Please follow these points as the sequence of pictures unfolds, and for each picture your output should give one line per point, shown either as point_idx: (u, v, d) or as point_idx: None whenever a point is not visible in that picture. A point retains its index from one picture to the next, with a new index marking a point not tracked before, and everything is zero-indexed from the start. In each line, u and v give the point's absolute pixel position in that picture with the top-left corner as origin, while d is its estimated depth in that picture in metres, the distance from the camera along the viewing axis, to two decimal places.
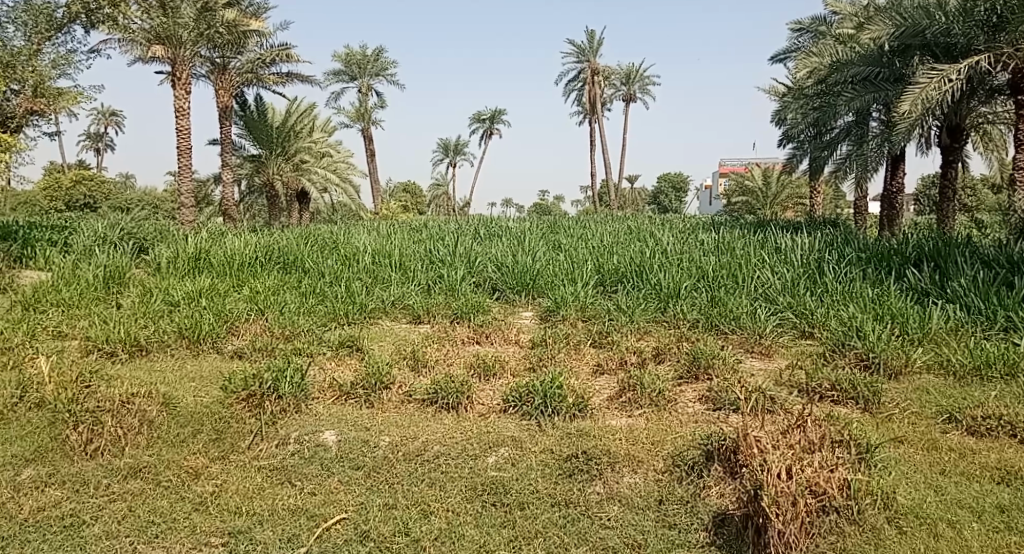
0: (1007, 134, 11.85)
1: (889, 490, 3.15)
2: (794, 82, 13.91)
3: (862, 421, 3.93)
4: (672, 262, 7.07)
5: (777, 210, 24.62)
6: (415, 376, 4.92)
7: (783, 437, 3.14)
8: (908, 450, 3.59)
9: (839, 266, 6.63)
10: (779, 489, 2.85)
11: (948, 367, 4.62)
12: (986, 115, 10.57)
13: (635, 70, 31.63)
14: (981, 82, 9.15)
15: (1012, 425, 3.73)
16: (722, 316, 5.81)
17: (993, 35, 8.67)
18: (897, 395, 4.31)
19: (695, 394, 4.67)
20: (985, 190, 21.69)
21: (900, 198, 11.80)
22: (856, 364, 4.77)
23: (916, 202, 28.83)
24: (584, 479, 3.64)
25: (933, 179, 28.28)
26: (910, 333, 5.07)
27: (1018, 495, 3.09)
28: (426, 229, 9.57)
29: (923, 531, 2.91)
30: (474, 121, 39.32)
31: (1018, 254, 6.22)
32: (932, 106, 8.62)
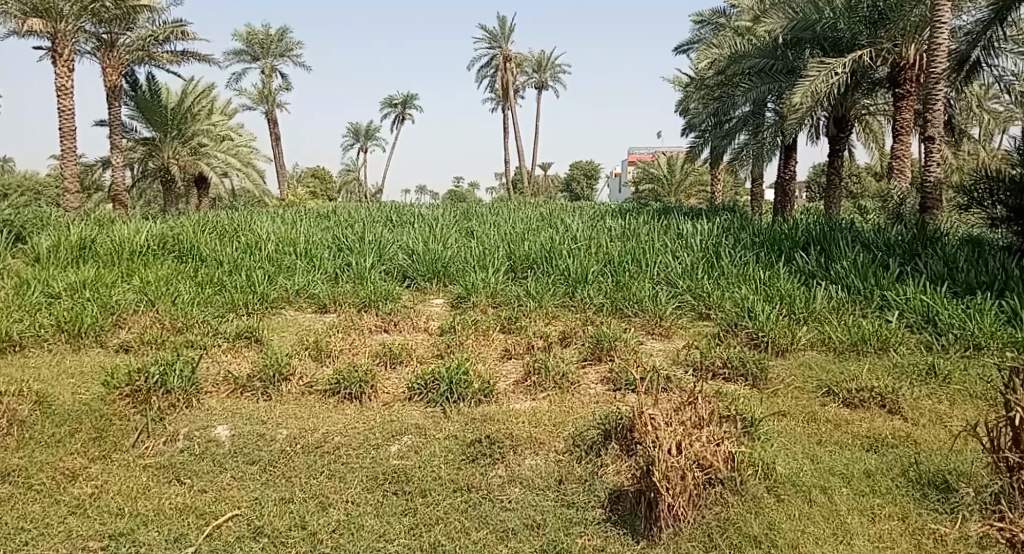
0: (886, 125, 12.64)
1: (770, 460, 3.33)
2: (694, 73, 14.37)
3: (749, 397, 4.14)
4: (580, 248, 7.18)
5: (682, 197, 25.52)
6: (317, 366, 4.79)
7: (676, 414, 3.24)
8: (790, 423, 3.80)
9: (734, 250, 6.93)
10: (669, 464, 2.96)
11: (829, 343, 4.92)
12: (868, 107, 11.24)
13: (546, 58, 31.94)
14: (864, 75, 9.70)
15: (882, 396, 4.02)
16: (626, 299, 5.99)
17: (875, 31, 9.21)
18: (782, 371, 4.56)
19: (598, 376, 4.78)
20: (867, 177, 23.23)
21: (793, 186, 12.44)
22: (747, 342, 5.03)
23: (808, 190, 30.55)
24: (486, 463, 3.66)
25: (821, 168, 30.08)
26: (796, 312, 5.37)
27: (883, 460, 3.33)
28: (333, 215, 9.35)
29: (799, 498, 3.08)
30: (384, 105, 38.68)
31: (894, 239, 6.67)
32: (819, 98, 9.08)
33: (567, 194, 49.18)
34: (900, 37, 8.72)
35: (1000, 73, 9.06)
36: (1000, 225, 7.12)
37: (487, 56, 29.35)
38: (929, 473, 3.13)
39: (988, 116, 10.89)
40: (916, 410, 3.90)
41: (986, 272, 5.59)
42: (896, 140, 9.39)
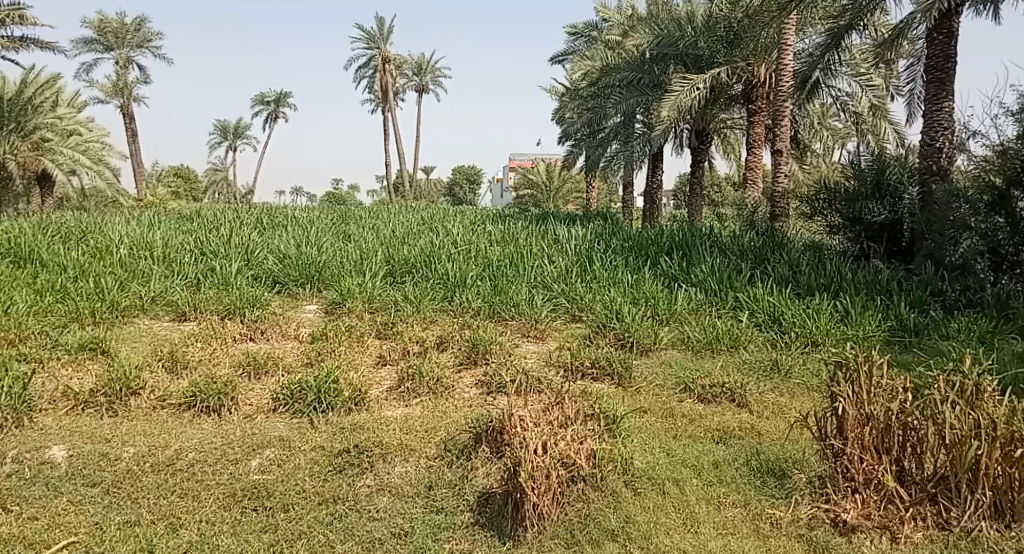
0: (742, 138, 13.58)
1: (628, 456, 3.48)
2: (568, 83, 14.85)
3: (614, 395, 4.31)
4: (459, 252, 7.18)
5: (560, 203, 26.27)
6: (171, 379, 4.49)
7: (543, 415, 3.34)
8: (650, 419, 4.01)
9: (606, 255, 7.19)
10: (535, 464, 3.02)
11: (689, 342, 5.22)
12: (726, 121, 12.05)
13: (426, 62, 31.91)
14: (722, 92, 10.36)
15: (732, 391, 4.32)
16: (504, 303, 6.06)
17: (730, 50, 10.00)
18: (646, 370, 4.78)
19: (473, 380, 4.80)
20: (726, 187, 24.92)
21: (660, 194, 13.11)
22: (614, 343, 5.25)
23: (676, 198, 32.37)
24: (353, 474, 3.57)
25: (686, 177, 31.99)
26: (660, 313, 5.65)
27: (730, 451, 3.57)
28: (197, 218, 8.82)
29: (654, 490, 3.24)
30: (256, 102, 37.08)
31: (748, 244, 7.18)
32: (682, 111, 9.65)
33: (449, 199, 49.19)
34: (752, 57, 9.45)
35: (838, 93, 10.12)
36: (837, 232, 7.84)
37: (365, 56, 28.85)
38: (767, 461, 3.39)
39: (828, 132, 11.98)
40: (760, 403, 4.22)
41: (823, 275, 6.16)
42: (750, 152, 10.13)
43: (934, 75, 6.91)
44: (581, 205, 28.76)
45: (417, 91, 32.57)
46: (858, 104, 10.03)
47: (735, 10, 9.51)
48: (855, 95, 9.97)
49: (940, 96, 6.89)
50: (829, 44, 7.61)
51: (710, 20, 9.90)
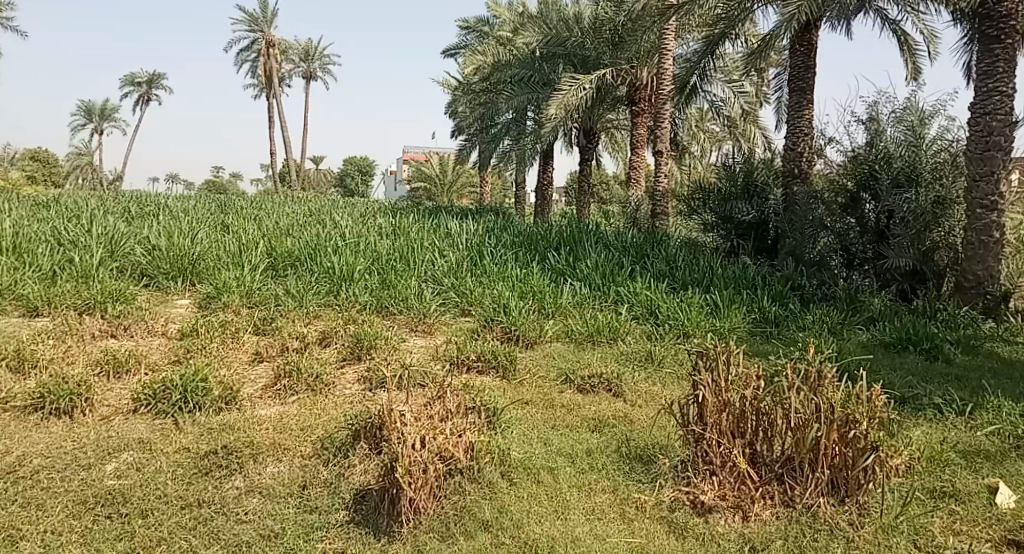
0: (627, 138, 14.03)
1: (505, 447, 3.52)
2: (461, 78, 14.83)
3: (497, 388, 4.35)
4: (347, 245, 6.97)
5: (453, 197, 26.27)
6: (16, 381, 4.13)
7: (424, 409, 3.33)
8: (531, 410, 4.08)
9: (496, 249, 7.21)
10: (412, 458, 2.99)
11: (572, 335, 5.36)
12: (612, 122, 12.46)
13: (314, 48, 30.93)
14: (608, 93, 10.65)
15: (609, 382, 4.47)
16: (392, 297, 5.96)
17: (615, 53, 10.31)
18: (531, 362, 4.86)
19: (355, 375, 4.70)
20: (612, 183, 25.80)
21: (550, 190, 13.37)
22: (501, 337, 5.29)
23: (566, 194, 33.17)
24: (221, 476, 3.41)
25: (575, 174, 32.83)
26: (546, 307, 5.75)
27: (603, 439, 3.70)
28: (55, 205, 8.12)
29: (528, 480, 3.29)
30: (126, 83, 34.58)
31: (631, 241, 7.45)
32: (570, 110, 9.86)
33: (341, 191, 47.94)
34: (635, 60, 9.82)
35: (713, 98, 10.53)
36: (709, 230, 8.26)
37: (248, 40, 27.56)
38: (636, 448, 3.54)
39: (705, 135, 12.64)
40: (634, 392, 4.38)
41: (698, 271, 6.48)
42: (633, 152, 10.49)
43: (797, 84, 7.45)
44: (474, 199, 28.89)
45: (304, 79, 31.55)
46: (730, 110, 10.51)
47: (619, 13, 9.94)
48: (727, 101, 10.48)
49: (802, 104, 7.43)
50: (705, 50, 8.02)
51: (596, 21, 10.19)
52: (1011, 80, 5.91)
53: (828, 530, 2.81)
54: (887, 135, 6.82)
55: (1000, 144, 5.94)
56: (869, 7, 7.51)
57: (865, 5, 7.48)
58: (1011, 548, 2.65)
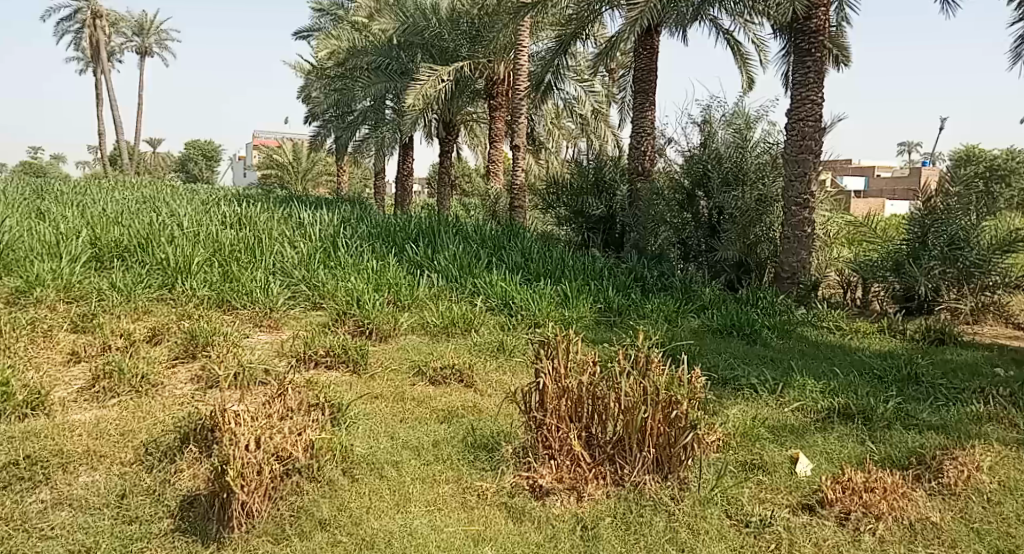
0: (487, 131, 14.21)
1: (348, 443, 3.41)
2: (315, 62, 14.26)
3: (345, 384, 4.24)
4: (184, 236, 6.40)
5: (308, 186, 25.36)
6: None
7: (262, 408, 3.19)
8: (380, 404, 4.01)
9: (351, 241, 6.94)
10: (245, 460, 2.80)
11: (426, 327, 5.33)
12: (471, 114, 12.57)
13: (150, 22, 28.59)
14: (466, 86, 10.75)
15: (461, 373, 4.48)
16: (234, 291, 5.64)
17: (472, 45, 10.37)
18: (382, 355, 4.78)
19: (188, 375, 4.40)
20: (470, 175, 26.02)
21: (410, 181, 13.25)
22: (353, 331, 5.16)
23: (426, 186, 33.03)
24: (23, 489, 3.06)
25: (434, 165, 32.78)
26: (401, 299, 5.68)
27: (451, 429, 3.71)
28: None
29: (371, 475, 3.21)
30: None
31: (488, 233, 7.52)
32: (429, 101, 9.82)
33: (185, 177, 44.70)
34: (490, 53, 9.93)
35: (566, 95, 10.92)
36: (564, 223, 8.53)
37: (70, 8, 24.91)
38: (481, 437, 3.58)
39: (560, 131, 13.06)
40: (485, 382, 4.43)
41: (552, 263, 6.67)
42: (491, 145, 10.64)
43: (642, 86, 7.85)
44: (331, 188, 28.06)
45: (138, 54, 29.05)
46: (582, 107, 10.96)
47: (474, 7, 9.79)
48: (579, 98, 10.92)
49: (645, 105, 7.85)
50: (558, 48, 8.23)
51: (453, 13, 10.15)
52: (820, 90, 6.56)
53: (652, 505, 2.99)
54: (718, 137, 7.31)
55: (811, 148, 6.60)
56: (703, 16, 8.06)
57: (699, 14, 8.02)
58: (806, 512, 2.97)
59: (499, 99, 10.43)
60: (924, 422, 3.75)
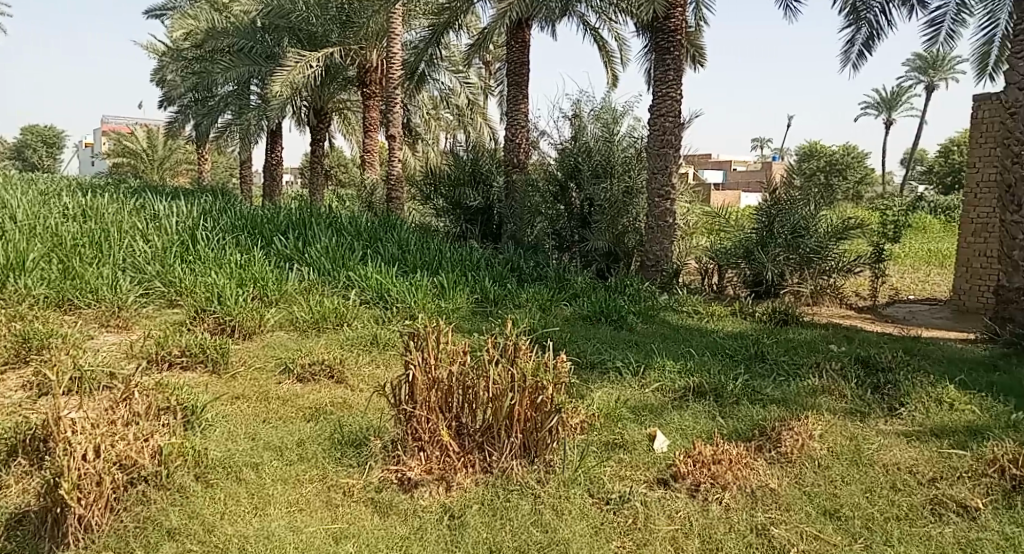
0: (362, 120, 13.90)
1: (202, 447, 3.22)
2: (173, 43, 13.31)
3: (202, 385, 4.00)
4: (17, 230, 5.81)
5: (166, 175, 23.77)
6: None
7: (105, 415, 2.96)
8: (242, 404, 3.83)
9: (212, 233, 6.56)
10: (81, 471, 2.59)
11: (295, 323, 5.13)
12: (344, 103, 12.27)
13: None
14: (336, 72, 10.49)
15: (331, 368, 4.35)
16: (77, 289, 5.17)
17: (343, 31, 10.05)
18: (245, 354, 4.56)
19: (20, 382, 3.99)
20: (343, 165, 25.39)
21: (280, 171, 12.74)
22: (212, 329, 4.89)
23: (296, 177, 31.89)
24: None
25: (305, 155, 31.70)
26: (268, 294, 5.44)
27: (318, 426, 3.60)
28: None
29: (227, 478, 3.05)
30: None
31: (362, 224, 7.34)
32: (297, 88, 9.46)
33: (25, 165, 40.55)
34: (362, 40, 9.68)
35: (440, 86, 10.89)
36: (441, 214, 8.50)
37: None
38: (349, 433, 3.50)
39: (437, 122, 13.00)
40: (356, 376, 4.32)
41: (427, 254, 6.62)
42: (365, 135, 10.44)
43: (515, 78, 7.96)
44: (192, 178, 26.45)
45: None
46: (458, 98, 10.96)
47: None
48: (454, 90, 10.90)
49: (519, 98, 7.96)
50: (431, 38, 8.17)
51: None
52: (678, 88, 6.92)
53: (519, 489, 3.05)
54: (587, 131, 7.54)
55: (672, 142, 6.95)
56: (571, 12, 8.27)
57: (568, 10, 8.23)
58: (661, 486, 3.15)
59: (372, 88, 10.26)
60: (768, 396, 4.06)
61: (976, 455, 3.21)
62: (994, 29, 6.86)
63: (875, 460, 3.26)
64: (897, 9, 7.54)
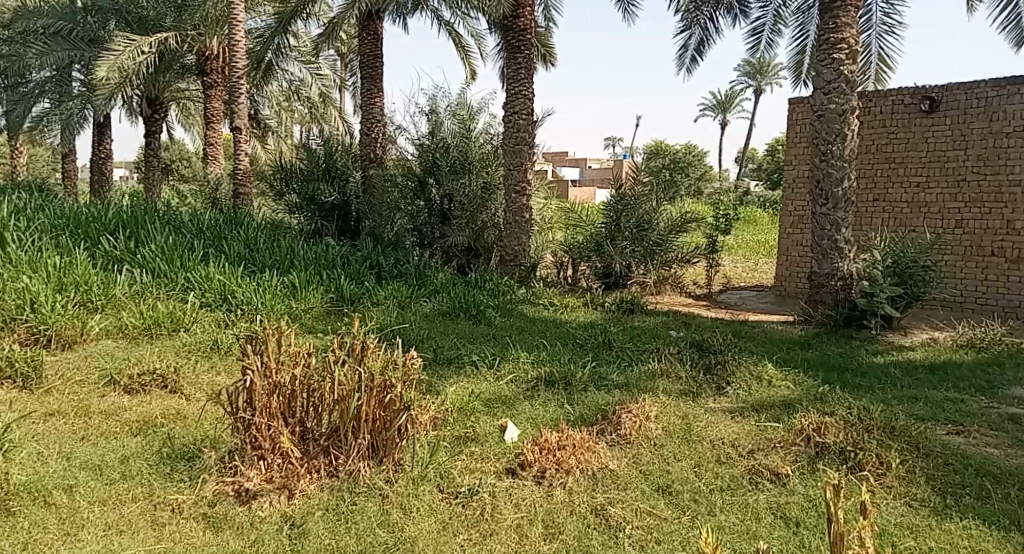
0: (203, 110, 13.22)
1: (3, 472, 2.88)
2: None
3: (8, 403, 3.59)
4: None
5: None
6: None
7: None
8: (56, 422, 3.47)
9: (25, 233, 5.82)
10: None
11: (124, 330, 4.74)
12: (183, 92, 11.60)
13: None
14: (172, 59, 9.87)
15: (164, 377, 4.05)
16: None
17: (178, 15, 9.48)
18: (63, 366, 4.14)
19: None
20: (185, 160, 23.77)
21: (109, 165, 11.82)
22: (23, 341, 4.40)
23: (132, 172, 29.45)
24: None
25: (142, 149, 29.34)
26: (93, 299, 4.99)
27: (146, 441, 3.33)
28: None
29: (34, 504, 2.74)
30: None
31: (204, 222, 6.90)
32: (128, 75, 8.76)
33: None
34: (203, 27, 9.08)
35: (290, 77, 10.74)
36: (295, 211, 8.18)
37: None
38: (181, 446, 3.27)
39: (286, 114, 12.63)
40: (194, 385, 4.05)
41: (277, 251, 6.34)
42: (208, 126, 9.94)
43: (369, 72, 7.82)
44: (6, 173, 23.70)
45: None
46: (308, 90, 10.86)
47: None
48: (305, 81, 10.80)
49: (372, 91, 7.84)
50: (278, 27, 7.84)
51: None
52: (530, 85, 7.09)
53: (366, 491, 2.96)
54: (444, 127, 7.57)
55: (526, 139, 7.10)
56: (424, 6, 8.22)
57: (420, 5, 8.23)
58: (510, 475, 3.21)
59: (212, 77, 9.77)
60: (613, 381, 4.28)
61: (787, 426, 3.55)
62: (805, 39, 7.57)
63: (704, 436, 3.52)
64: (723, 17, 8.11)
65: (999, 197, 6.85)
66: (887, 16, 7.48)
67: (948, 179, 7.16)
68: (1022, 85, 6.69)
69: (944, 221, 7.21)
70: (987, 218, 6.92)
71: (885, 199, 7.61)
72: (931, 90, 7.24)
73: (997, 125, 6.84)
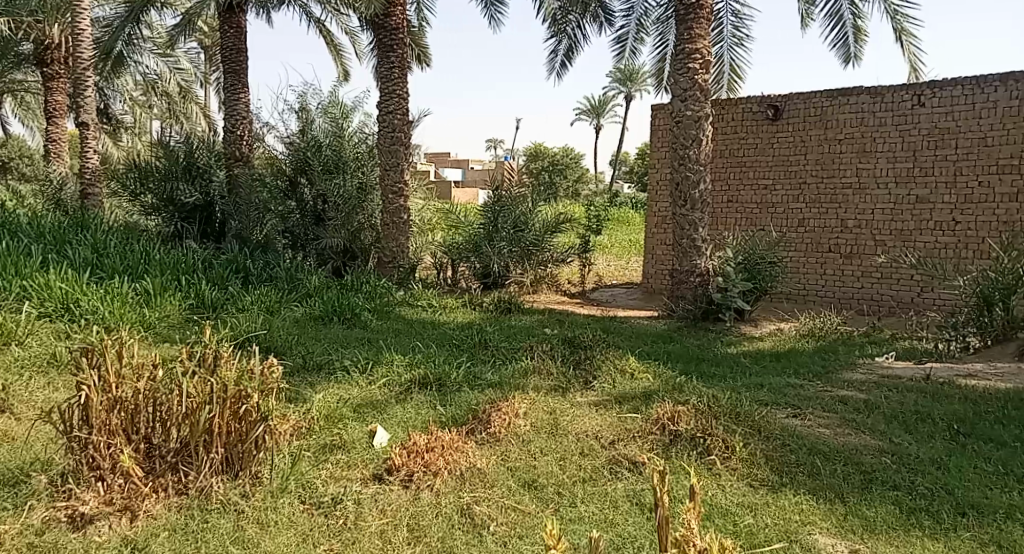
0: (42, 103, 12.35)
1: None
2: None
3: None
4: None
5: None
6: None
7: None
8: None
9: None
10: None
11: None
12: (18, 83, 10.83)
13: None
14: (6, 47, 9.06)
15: None
16: None
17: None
18: None
19: None
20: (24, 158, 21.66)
21: None
22: None
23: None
24: None
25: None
26: None
27: None
28: None
29: None
30: None
31: (45, 224, 6.30)
32: None
33: None
34: (43, 12, 8.33)
35: (144, 70, 10.67)
36: (152, 213, 7.67)
37: None
38: (6, 472, 2.97)
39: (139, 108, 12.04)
40: (26, 404, 3.69)
41: (130, 255, 5.91)
42: (50, 122, 9.28)
43: (232, 66, 7.50)
44: None
45: None
46: (165, 83, 10.87)
47: None
48: (161, 74, 10.79)
49: (237, 86, 7.50)
50: (129, 17, 7.41)
51: None
52: (404, 85, 7.04)
53: (220, 508, 2.80)
54: (316, 125, 7.41)
55: (401, 140, 7.05)
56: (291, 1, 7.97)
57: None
58: (376, 481, 3.16)
59: (54, 68, 9.22)
60: (487, 381, 4.31)
61: (645, 415, 3.75)
62: (665, 47, 7.96)
63: (570, 430, 3.63)
64: (590, 24, 8.39)
65: (834, 198, 7.51)
66: (736, 30, 8.01)
67: (791, 182, 7.77)
68: (850, 96, 7.36)
69: (788, 220, 7.83)
70: (824, 218, 7.58)
71: (737, 201, 8.16)
72: (775, 99, 7.82)
73: (831, 133, 7.49)
